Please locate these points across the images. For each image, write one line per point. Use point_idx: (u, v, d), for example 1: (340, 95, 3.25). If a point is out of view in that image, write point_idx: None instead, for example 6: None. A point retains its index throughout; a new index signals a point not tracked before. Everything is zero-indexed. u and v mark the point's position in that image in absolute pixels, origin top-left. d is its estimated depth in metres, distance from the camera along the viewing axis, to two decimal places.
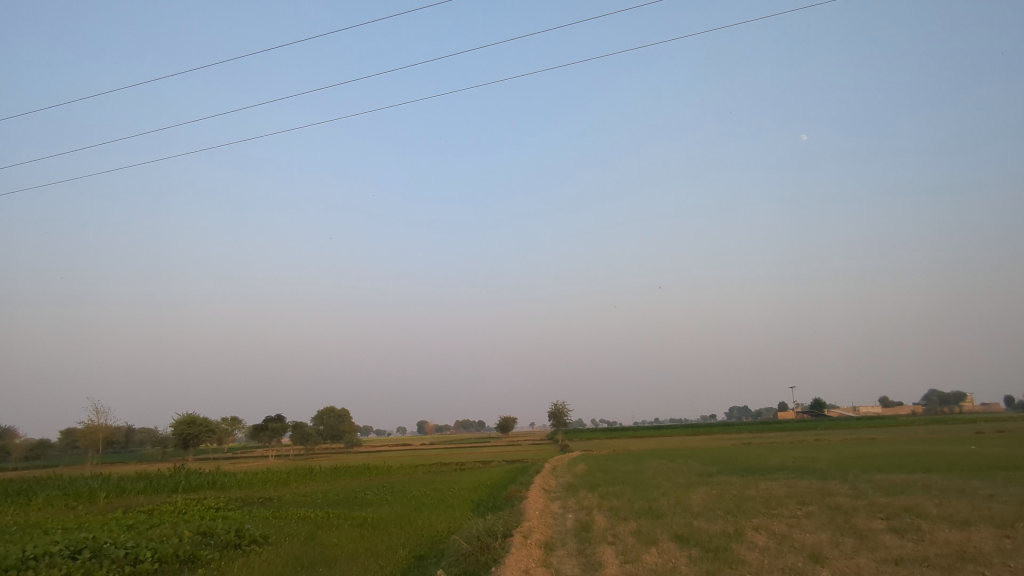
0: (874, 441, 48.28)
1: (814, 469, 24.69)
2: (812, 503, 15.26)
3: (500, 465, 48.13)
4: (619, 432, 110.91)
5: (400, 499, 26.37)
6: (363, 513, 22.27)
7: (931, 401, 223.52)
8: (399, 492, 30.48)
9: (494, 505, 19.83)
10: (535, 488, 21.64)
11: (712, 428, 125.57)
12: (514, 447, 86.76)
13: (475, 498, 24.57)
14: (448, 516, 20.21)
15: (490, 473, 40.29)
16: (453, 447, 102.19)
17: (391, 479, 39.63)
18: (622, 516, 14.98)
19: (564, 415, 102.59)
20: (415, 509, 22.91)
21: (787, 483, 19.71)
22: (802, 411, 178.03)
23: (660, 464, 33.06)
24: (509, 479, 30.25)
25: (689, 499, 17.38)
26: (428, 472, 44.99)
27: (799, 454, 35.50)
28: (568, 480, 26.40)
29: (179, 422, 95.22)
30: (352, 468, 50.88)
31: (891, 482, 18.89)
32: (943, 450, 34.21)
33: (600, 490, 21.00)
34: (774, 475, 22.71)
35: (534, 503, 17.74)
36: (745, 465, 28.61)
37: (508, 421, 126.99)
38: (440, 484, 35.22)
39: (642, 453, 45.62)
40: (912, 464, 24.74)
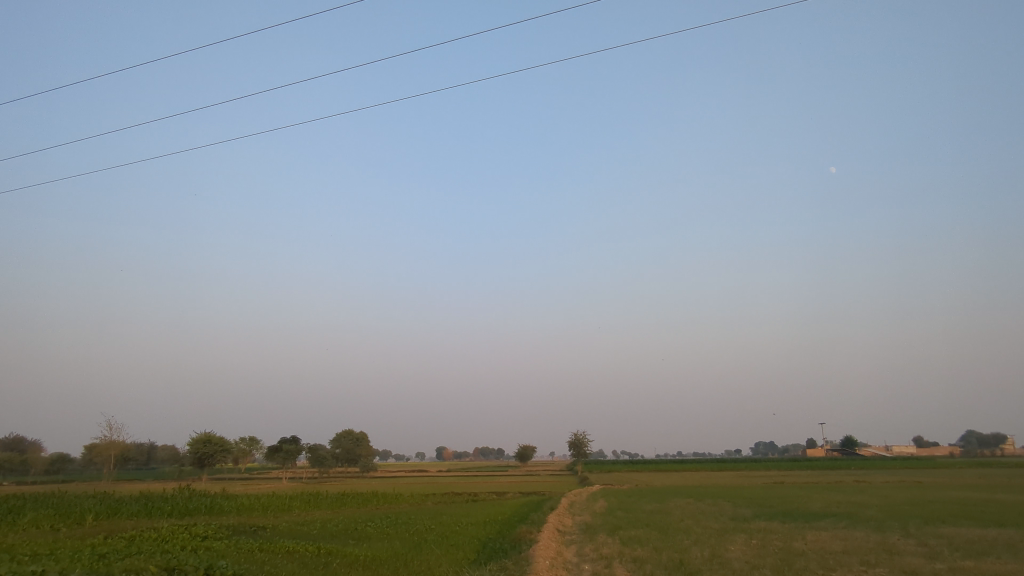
0: (920, 485, 44.69)
1: (864, 517, 22.01)
2: (879, 564, 12.78)
3: (515, 497, 45.47)
4: (642, 465, 107.00)
5: (400, 535, 24.12)
6: (357, 549, 20.12)
7: (970, 442, 213.66)
8: (402, 525, 28.19)
9: (501, 548, 17.58)
10: (548, 528, 19.34)
11: (739, 464, 120.63)
12: (532, 478, 83.50)
13: (481, 537, 22.24)
14: (448, 560, 17.94)
15: (503, 506, 37.76)
16: (469, 475, 99.09)
17: (398, 509, 37.32)
18: (650, 572, 12.63)
19: (585, 446, 99.29)
20: (414, 548, 20.68)
21: (839, 535, 17.24)
22: (833, 449, 171.17)
23: (688, 504, 30.34)
24: (522, 515, 27.78)
25: (726, 550, 15.05)
26: (439, 502, 42.56)
27: (841, 498, 32.51)
28: (586, 518, 23.97)
29: (195, 440, 94.17)
30: (360, 495, 48.60)
31: (964, 539, 16.34)
32: (1004, 499, 31.02)
33: (622, 533, 18.65)
34: (820, 523, 20.17)
35: (546, 549, 15.50)
36: (784, 509, 25.87)
37: (528, 450, 123.69)
38: (448, 517, 32.84)
39: (667, 490, 42.64)
40: (979, 516, 21.92)
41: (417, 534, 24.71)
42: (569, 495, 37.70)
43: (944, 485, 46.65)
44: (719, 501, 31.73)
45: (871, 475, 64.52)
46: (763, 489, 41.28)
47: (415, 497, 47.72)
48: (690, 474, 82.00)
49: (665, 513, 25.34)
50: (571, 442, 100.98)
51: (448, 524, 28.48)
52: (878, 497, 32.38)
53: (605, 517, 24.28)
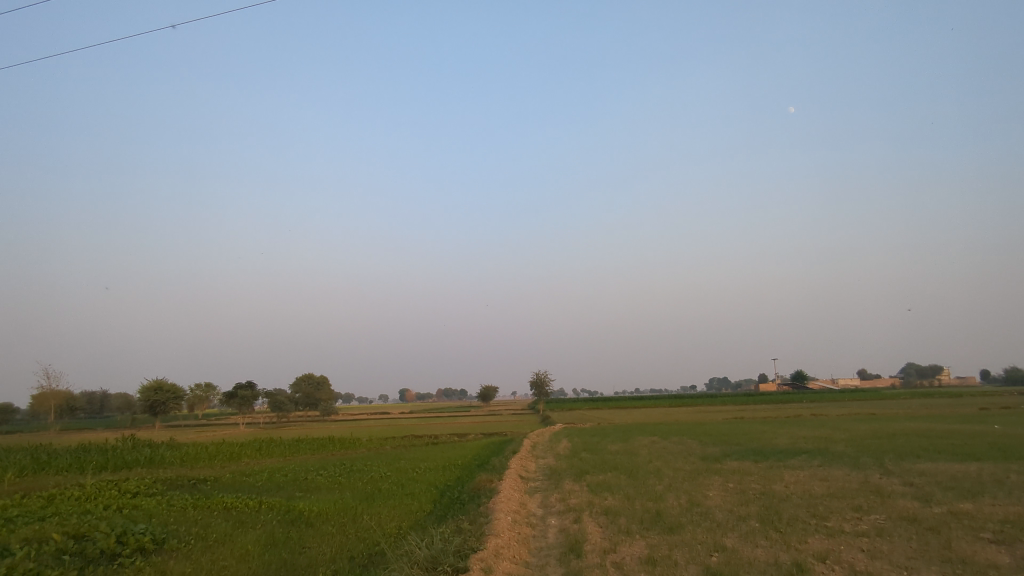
0: (875, 418, 45.52)
1: (835, 454, 21.27)
2: (873, 510, 11.60)
3: (477, 439, 44.56)
4: (603, 402, 108.67)
5: (352, 485, 22.33)
6: (302, 504, 18.19)
7: (909, 374, 225.06)
8: (355, 473, 26.43)
9: (460, 501, 15.85)
10: (509, 476, 17.73)
11: (695, 399, 124.25)
12: (493, 418, 83.26)
13: (439, 487, 20.64)
14: (401, 515, 16.15)
15: (463, 449, 36.53)
16: (430, 417, 98.50)
17: (354, 455, 35.67)
18: (624, 526, 11.09)
19: (547, 386, 99.70)
20: (365, 500, 18.91)
21: (818, 476, 16.22)
22: (784, 382, 177.84)
23: (652, 442, 29.53)
24: (483, 460, 26.41)
25: (705, 497, 13.70)
26: (397, 446, 41.18)
27: (804, 433, 32.34)
28: (549, 463, 22.58)
29: (145, 388, 90.68)
30: (316, 440, 46.86)
31: (948, 476, 15.50)
32: (961, 430, 31.30)
33: (588, 480, 17.22)
34: (793, 463, 19.26)
35: (506, 501, 13.81)
36: (752, 447, 25.14)
37: (490, 391, 124.23)
38: (405, 462, 31.25)
39: (629, 428, 42.25)
40: (951, 450, 21.43)
41: (371, 483, 23.03)
42: (531, 436, 36.62)
43: (896, 416, 47.70)
44: (685, 438, 31.12)
45: (824, 409, 66.01)
46: (724, 425, 41.34)
47: (375, 441, 46.26)
48: (648, 411, 83.10)
49: (632, 454, 24.26)
50: (533, 382, 101.12)
51: (404, 471, 26.89)
52: (840, 431, 32.39)
53: (569, 461, 22.94)
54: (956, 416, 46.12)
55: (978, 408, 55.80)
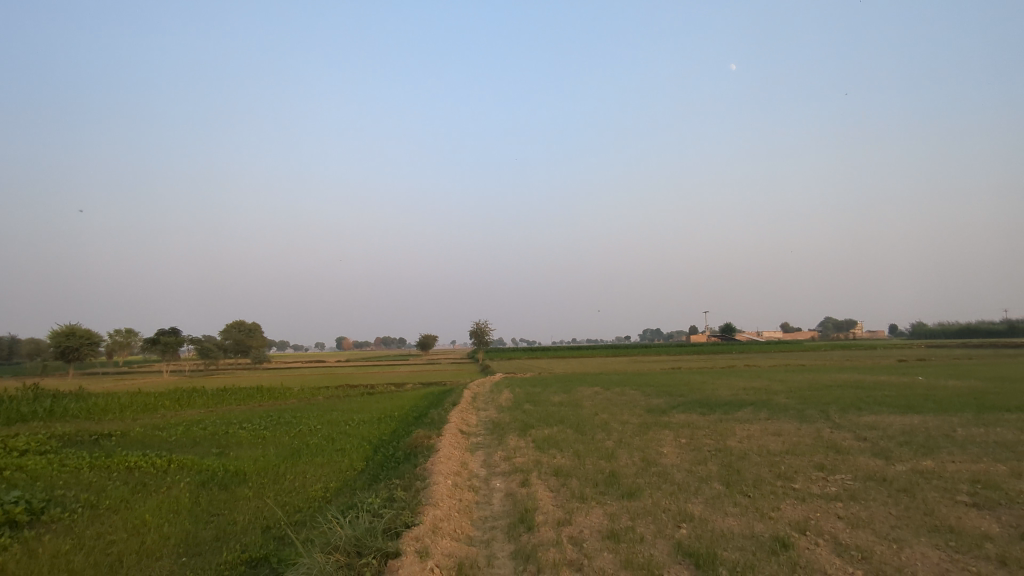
0: (804, 368, 47.01)
1: (780, 407, 21.06)
2: (838, 470, 10.92)
3: (415, 389, 43.23)
4: (543, 352, 109.41)
5: (275, 441, 20.50)
6: (217, 463, 16.31)
7: (828, 327, 238.24)
8: (281, 427, 24.54)
9: (394, 460, 14.41)
10: (449, 431, 16.42)
11: (632, 349, 127.24)
12: (432, 367, 82.06)
13: (372, 443, 19.14)
14: (328, 476, 14.59)
15: (400, 400, 35.08)
16: (367, 366, 96.46)
17: (283, 406, 33.62)
18: (578, 491, 9.94)
19: (487, 335, 99.08)
20: (289, 458, 17.19)
21: (770, 431, 15.67)
22: (714, 334, 184.72)
23: (596, 393, 28.95)
24: (421, 412, 25.06)
25: (660, 455, 12.81)
26: (331, 397, 39.32)
27: (743, 384, 32.63)
28: (491, 416, 21.45)
29: (56, 333, 84.29)
30: (243, 390, 44.27)
31: (897, 430, 15.23)
32: (889, 381, 32.28)
33: (534, 435, 16.13)
34: (741, 416, 18.82)
35: (446, 461, 12.49)
36: (696, 398, 24.82)
37: (430, 339, 123.00)
38: (337, 414, 29.54)
39: (570, 378, 41.87)
40: (889, 402, 21.60)
41: (297, 438, 21.24)
42: (471, 387, 35.54)
43: (823, 367, 49.52)
44: (627, 389, 30.74)
45: (754, 359, 68.26)
46: (663, 376, 41.57)
47: (307, 391, 44.19)
48: (587, 360, 83.93)
49: (576, 406, 23.45)
50: (473, 331, 100.20)
51: (336, 424, 25.23)
52: (776, 382, 32.84)
53: (512, 414, 21.90)
54: (878, 367, 48.24)
55: (896, 360, 58.78)
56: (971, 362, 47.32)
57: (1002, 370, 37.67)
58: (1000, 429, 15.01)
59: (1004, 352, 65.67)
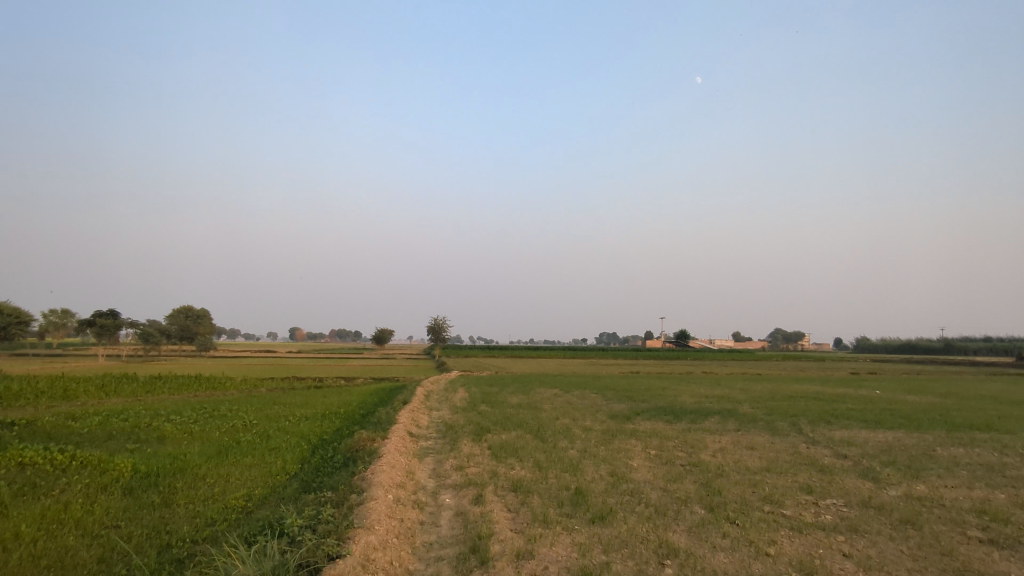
0: (761, 378, 46.90)
1: (747, 417, 20.18)
2: (827, 493, 9.82)
3: (365, 385, 41.24)
4: (500, 351, 108.00)
5: (202, 436, 18.51)
6: (127, 461, 14.34)
7: (779, 337, 244.24)
8: (213, 420, 22.46)
9: (332, 466, 12.74)
10: (396, 433, 14.82)
11: (590, 351, 127.34)
12: (385, 361, 79.68)
13: (311, 442, 17.39)
14: (255, 482, 12.87)
15: (348, 395, 33.15)
16: (318, 358, 93.28)
17: (220, 398, 31.29)
18: (541, 512, 8.54)
19: (445, 331, 96.99)
20: (213, 458, 15.31)
21: (744, 444, 14.62)
22: (670, 341, 186.91)
23: (556, 396, 27.76)
24: (368, 410, 23.32)
25: (630, 469, 11.55)
26: (274, 389, 37.04)
27: (705, 391, 31.95)
28: (444, 417, 19.93)
29: None
30: (180, 378, 41.54)
31: (875, 447, 14.40)
32: (849, 393, 32.07)
33: (490, 441, 14.68)
34: (709, 426, 17.80)
35: (389, 470, 10.90)
36: (659, 405, 23.83)
37: (386, 333, 120.30)
38: (278, 408, 27.47)
39: (527, 378, 40.61)
40: (856, 415, 20.98)
41: (228, 433, 19.27)
42: (425, 384, 33.89)
43: (779, 376, 49.68)
44: (588, 392, 29.62)
45: (711, 366, 68.40)
46: (623, 379, 40.72)
47: (250, 382, 41.68)
48: (544, 361, 82.94)
49: (535, 409, 22.14)
50: (431, 327, 98.00)
51: (274, 419, 23.26)
52: (737, 391, 32.26)
53: (467, 415, 20.40)
54: (832, 379, 48.69)
55: (847, 372, 59.66)
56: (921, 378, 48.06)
57: (953, 386, 38.09)
58: (980, 450, 14.31)
59: (948, 368, 67.48)
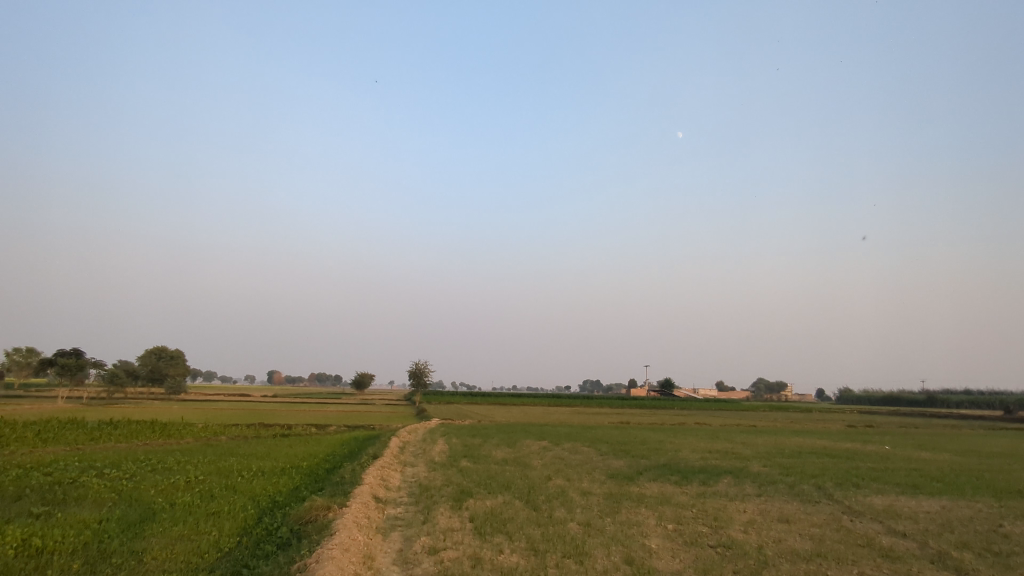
0: (757, 430, 44.57)
1: (763, 478, 17.87)
2: None
3: (338, 433, 38.23)
4: (483, 398, 104.60)
5: (130, 498, 15.77)
6: (20, 532, 11.63)
7: (763, 388, 242.80)
8: (152, 475, 19.63)
9: (271, 545, 10.19)
10: (358, 499, 12.31)
11: (574, 399, 124.45)
12: (363, 408, 76.08)
13: (258, 507, 14.77)
14: (173, 566, 10.24)
15: (316, 446, 30.26)
16: (293, 403, 89.13)
17: (173, 447, 28.26)
18: None
19: (426, 376, 93.51)
20: (132, 530, 12.60)
21: (775, 516, 12.35)
22: (655, 389, 184.52)
23: (544, 449, 25.23)
24: (334, 466, 20.60)
25: (649, 555, 9.19)
26: (236, 437, 33.86)
27: (704, 445, 29.56)
28: (419, 476, 17.36)
29: None
30: (135, 424, 38.22)
31: (929, 520, 12.19)
32: (858, 448, 29.97)
33: (473, 510, 12.20)
34: (724, 490, 15.50)
35: (339, 558, 8.36)
36: (660, 462, 21.47)
37: (366, 378, 116.62)
38: (234, 460, 24.60)
39: (512, 428, 37.93)
40: (882, 477, 18.77)
41: (163, 493, 16.52)
42: (401, 433, 31.10)
43: (775, 429, 47.38)
44: (578, 445, 27.13)
45: (701, 417, 65.88)
46: (614, 431, 38.19)
47: (211, 428, 38.46)
48: (528, 409, 79.97)
49: (522, 466, 19.66)
50: (412, 371, 94.44)
51: (225, 475, 20.39)
52: (739, 445, 29.93)
53: (446, 473, 17.85)
54: (831, 432, 46.43)
55: (843, 424, 57.51)
56: (922, 432, 45.95)
57: (961, 441, 36.13)
58: None
59: (943, 422, 65.68)
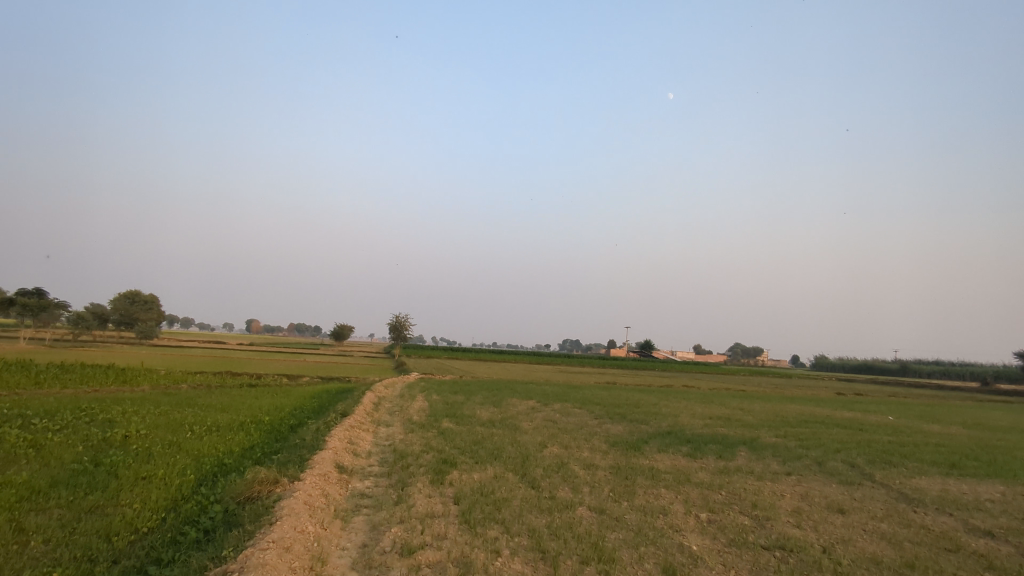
0: (748, 395, 43.09)
1: (784, 452, 15.85)
2: None
3: (310, 385, 35.87)
4: (464, 354, 103.06)
5: (47, 456, 13.24)
6: None
7: (740, 353, 245.49)
8: (86, 429, 17.08)
9: (193, 531, 7.73)
10: (315, 472, 9.91)
11: (554, 357, 123.83)
12: (340, 359, 73.60)
13: (199, 472, 12.35)
14: (63, 554, 7.77)
15: (283, 398, 27.84)
16: (268, 352, 86.41)
17: (123, 395, 25.58)
18: None
19: (405, 329, 91.14)
20: (31, 500, 10.10)
21: (824, 505, 10.18)
22: (634, 351, 185.07)
23: (533, 410, 23.09)
24: (299, 423, 18.22)
25: (695, 563, 6.93)
26: (197, 386, 31.27)
27: (702, 411, 27.66)
28: (394, 438, 15.06)
29: None
30: (90, 368, 35.48)
31: (1008, 515, 10.14)
32: (862, 419, 28.38)
33: (459, 489, 9.89)
34: (748, 468, 13.35)
35: (274, 566, 5.93)
36: (663, 429, 19.40)
37: (345, 330, 114.20)
38: (188, 413, 22.08)
39: (496, 386, 35.81)
40: (911, 454, 16.83)
41: (89, 452, 13.99)
42: (377, 388, 28.79)
43: (766, 395, 45.99)
44: (569, 407, 25.04)
45: (686, 380, 64.72)
46: (603, 392, 36.25)
47: (174, 376, 35.85)
48: (510, 367, 78.23)
49: (511, 430, 17.43)
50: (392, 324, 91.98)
51: (173, 430, 17.88)
52: (738, 412, 28.09)
53: (424, 436, 15.58)
54: (822, 399, 45.13)
55: (831, 392, 56.43)
56: (915, 403, 44.77)
57: (959, 413, 34.99)
58: None
59: (925, 392, 65.32)
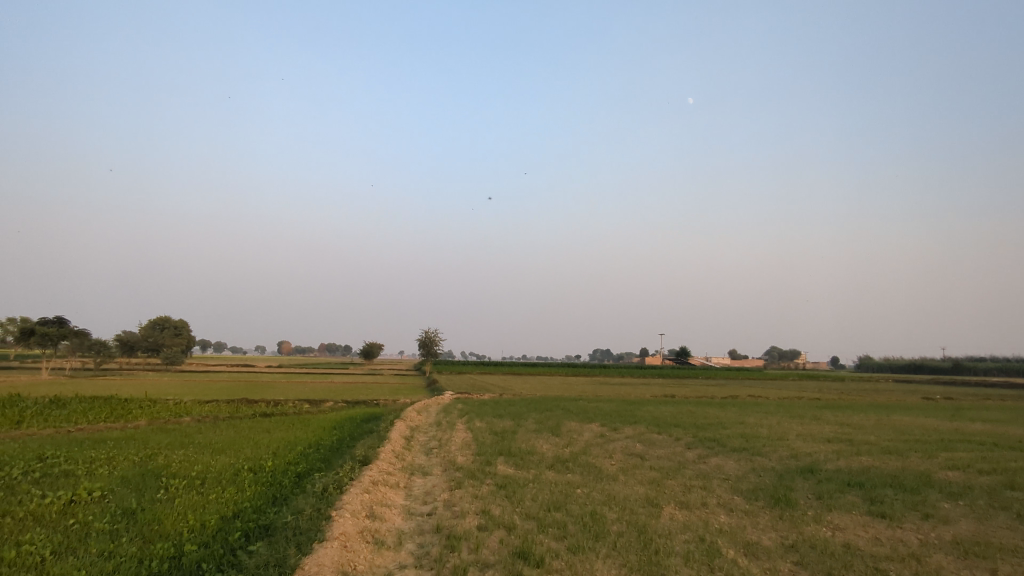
0: (832, 405, 37.36)
1: (1008, 502, 10.77)
2: None
3: (334, 412, 31.43)
4: (497, 368, 98.67)
5: None
6: None
7: (779, 357, 236.72)
8: (26, 490, 12.80)
9: None
10: None
11: (592, 369, 118.46)
12: (370, 379, 69.53)
13: None
14: None
15: (298, 431, 23.41)
16: (294, 375, 82.54)
17: (109, 434, 21.43)
18: None
19: (435, 344, 86.85)
20: None
21: None
22: (671, 358, 178.66)
23: (606, 440, 18.17)
24: (307, 473, 13.72)
25: None
26: (204, 419, 27.13)
27: (807, 430, 22.37)
28: (436, 501, 10.38)
29: None
30: (89, 401, 31.59)
31: None
32: (1008, 433, 22.88)
33: None
34: (1000, 543, 8.34)
35: None
36: (793, 464, 14.38)
37: (373, 348, 110.70)
38: (176, 457, 17.73)
39: (545, 405, 30.99)
40: None
41: None
42: (407, 415, 24.16)
43: (849, 403, 40.34)
44: (646, 434, 20.03)
45: (744, 388, 58.98)
46: (669, 409, 31.09)
47: (181, 406, 31.80)
48: (549, 380, 73.37)
49: (593, 476, 12.66)
50: (421, 340, 87.67)
51: (142, 488, 13.50)
52: (851, 430, 22.73)
53: (477, 492, 10.90)
54: (918, 407, 39.01)
55: (916, 396, 49.78)
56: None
57: None
58: None
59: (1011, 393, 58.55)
